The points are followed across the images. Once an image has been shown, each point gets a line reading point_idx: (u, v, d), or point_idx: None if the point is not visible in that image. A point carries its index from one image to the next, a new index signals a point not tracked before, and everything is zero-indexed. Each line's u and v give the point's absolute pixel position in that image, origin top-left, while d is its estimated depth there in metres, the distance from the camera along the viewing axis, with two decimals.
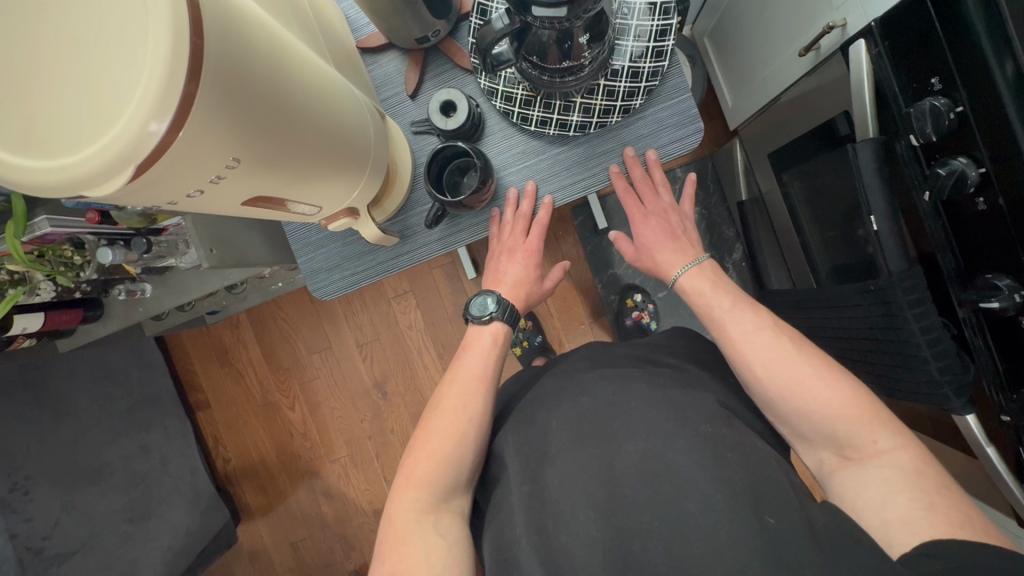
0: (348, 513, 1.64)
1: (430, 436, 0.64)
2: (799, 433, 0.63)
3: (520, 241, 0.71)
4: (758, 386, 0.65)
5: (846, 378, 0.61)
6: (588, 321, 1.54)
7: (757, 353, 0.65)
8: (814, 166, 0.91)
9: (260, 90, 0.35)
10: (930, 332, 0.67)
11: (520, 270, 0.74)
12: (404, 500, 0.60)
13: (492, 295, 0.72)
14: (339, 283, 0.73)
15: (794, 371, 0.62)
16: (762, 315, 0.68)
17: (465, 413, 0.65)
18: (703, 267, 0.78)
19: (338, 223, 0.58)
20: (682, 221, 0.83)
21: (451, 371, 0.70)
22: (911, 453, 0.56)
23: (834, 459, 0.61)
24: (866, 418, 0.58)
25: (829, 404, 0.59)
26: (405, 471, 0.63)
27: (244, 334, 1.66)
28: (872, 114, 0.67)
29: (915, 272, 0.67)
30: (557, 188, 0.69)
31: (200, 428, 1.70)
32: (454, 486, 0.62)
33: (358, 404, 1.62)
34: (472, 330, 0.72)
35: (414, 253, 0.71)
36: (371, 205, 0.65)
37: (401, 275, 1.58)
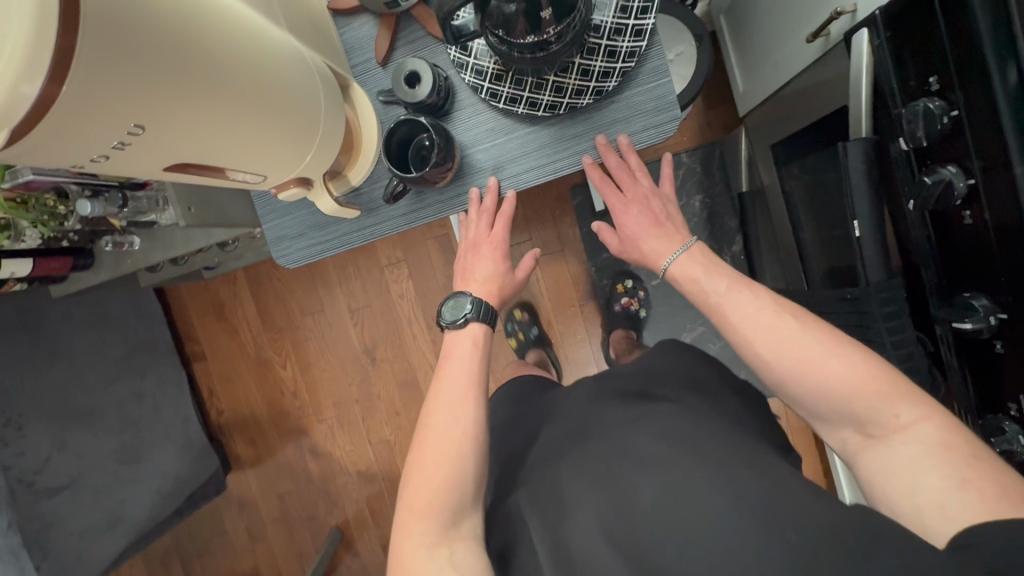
0: (333, 472, 1.70)
1: (424, 460, 0.59)
2: (817, 414, 0.58)
3: (485, 234, 0.69)
4: (766, 370, 0.59)
5: (860, 357, 0.56)
6: (579, 305, 1.51)
7: (758, 329, 0.60)
8: (818, 163, 0.87)
9: (153, 43, 0.33)
10: (902, 348, 0.65)
11: (490, 265, 0.70)
12: (409, 538, 0.56)
13: (469, 295, 0.67)
14: (302, 251, 0.72)
15: (802, 349, 0.57)
16: (763, 296, 0.62)
17: (456, 428, 0.60)
18: (692, 253, 0.70)
19: (287, 192, 0.57)
20: (665, 206, 0.76)
21: (440, 379, 0.64)
22: (937, 425, 0.52)
23: (855, 436, 0.57)
24: (883, 392, 0.53)
25: (843, 380, 0.55)
26: (404, 501, 0.58)
27: (241, 290, 1.69)
28: (867, 112, 0.63)
29: (894, 284, 0.64)
30: (525, 169, 0.67)
31: (196, 378, 1.76)
32: (461, 509, 0.59)
33: (347, 368, 1.65)
34: (447, 337, 0.67)
35: (379, 227, 0.70)
36: (330, 175, 0.65)
37: (395, 244, 1.58)
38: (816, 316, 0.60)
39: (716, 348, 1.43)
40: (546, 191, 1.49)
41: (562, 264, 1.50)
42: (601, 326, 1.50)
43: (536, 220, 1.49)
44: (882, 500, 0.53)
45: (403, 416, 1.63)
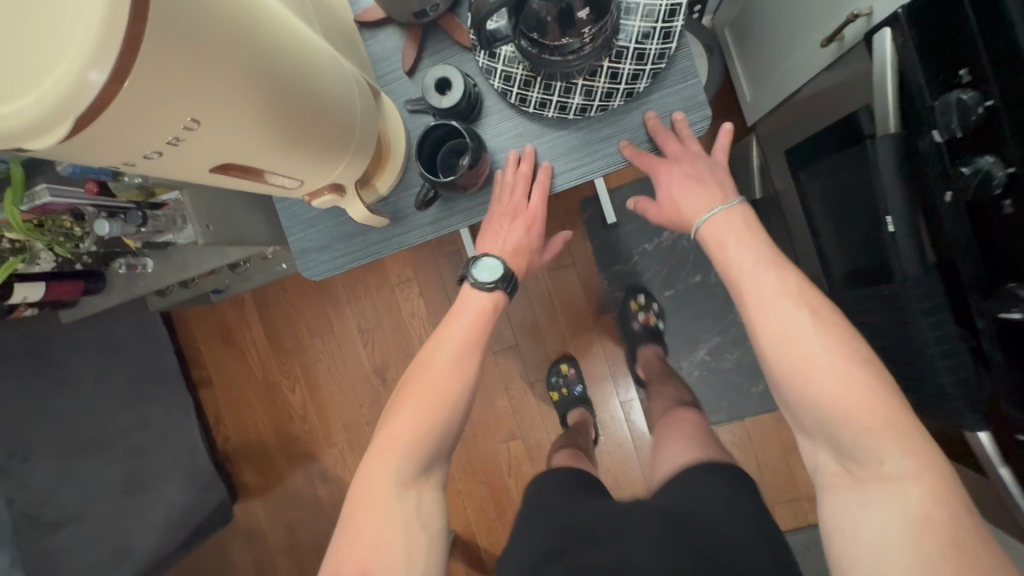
0: (344, 498, 1.65)
1: (413, 401, 0.60)
2: (801, 426, 0.57)
3: (522, 203, 0.66)
4: (767, 363, 0.57)
5: (865, 375, 0.52)
6: (592, 320, 1.49)
7: (773, 322, 0.56)
8: (834, 166, 0.85)
9: (214, 39, 0.32)
10: (944, 343, 0.64)
11: (521, 235, 0.67)
12: (380, 468, 0.58)
13: (497, 257, 0.66)
14: (329, 263, 0.71)
15: (804, 355, 0.54)
16: (787, 280, 0.58)
17: (455, 381, 0.61)
18: (732, 213, 0.62)
19: (321, 199, 0.56)
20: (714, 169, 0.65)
21: (441, 330, 0.64)
22: (924, 488, 0.48)
23: (834, 463, 0.54)
24: (875, 429, 0.50)
25: (834, 401, 0.52)
26: (385, 433, 0.60)
27: (249, 314, 1.67)
28: (895, 108, 0.63)
29: (933, 278, 0.64)
30: (555, 171, 0.67)
31: (201, 405, 1.72)
32: (438, 456, 0.61)
33: (357, 389, 1.62)
34: (464, 290, 0.66)
35: (407, 236, 0.69)
36: (361, 185, 0.64)
37: (405, 263, 1.57)
38: (835, 313, 0.56)
39: (733, 358, 1.41)
40: (556, 206, 1.49)
41: (574, 279, 1.49)
42: (615, 340, 1.48)
43: (546, 235, 1.49)
44: (840, 552, 0.52)
45: None
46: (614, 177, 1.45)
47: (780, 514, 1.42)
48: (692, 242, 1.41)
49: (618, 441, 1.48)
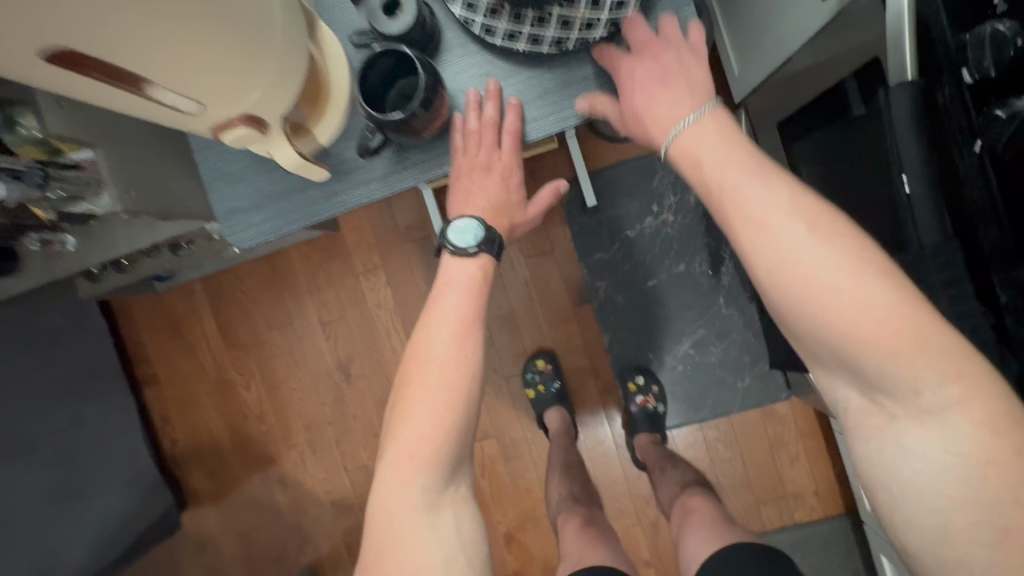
0: (304, 504, 1.52)
1: (418, 404, 0.55)
2: (813, 353, 0.50)
3: (494, 154, 0.59)
4: (766, 294, 0.50)
5: (884, 289, 0.45)
6: (571, 311, 1.39)
7: (767, 246, 0.48)
8: (825, 140, 0.82)
9: None
10: (966, 318, 0.56)
11: (496, 189, 0.61)
12: (401, 487, 0.54)
13: (477, 219, 0.59)
14: (259, 227, 0.61)
15: (810, 277, 0.46)
16: (776, 188, 0.48)
17: (461, 372, 0.55)
18: (705, 121, 0.52)
19: (230, 133, 0.45)
20: (687, 63, 0.55)
21: (435, 314, 0.58)
22: (973, 415, 0.44)
23: (857, 397, 0.49)
24: (906, 353, 0.44)
25: (849, 327, 0.45)
26: (399, 447, 0.55)
27: (200, 305, 1.53)
28: (912, 51, 0.55)
29: (953, 246, 0.56)
30: (533, 114, 0.60)
31: (147, 404, 1.57)
32: (460, 457, 0.57)
33: (318, 386, 1.49)
34: (445, 264, 0.60)
35: (352, 194, 0.60)
36: (291, 131, 0.54)
37: (371, 249, 1.45)
38: (843, 221, 0.48)
39: (719, 350, 1.34)
40: (533, 188, 1.39)
41: (554, 269, 1.38)
42: (596, 332, 1.39)
43: None
44: (885, 496, 0.49)
45: None
46: (595, 158, 1.36)
47: (765, 513, 1.35)
48: (676, 227, 1.34)
49: (599, 440, 1.40)
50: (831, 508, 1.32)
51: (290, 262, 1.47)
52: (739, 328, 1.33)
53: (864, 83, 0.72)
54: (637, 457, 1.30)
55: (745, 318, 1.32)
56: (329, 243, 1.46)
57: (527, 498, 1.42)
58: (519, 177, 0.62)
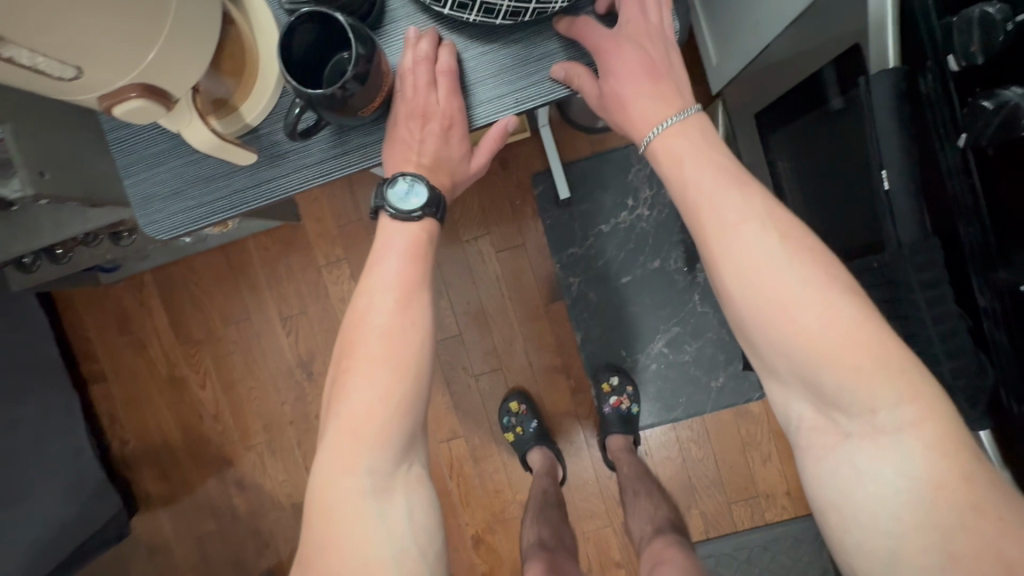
0: (263, 507, 1.46)
1: (360, 376, 0.49)
2: (772, 369, 0.48)
3: (431, 98, 0.51)
4: (731, 303, 0.48)
5: (848, 308, 0.45)
6: (543, 307, 1.34)
7: (735, 254, 0.47)
8: (803, 134, 0.79)
9: None
10: (943, 322, 0.52)
11: (437, 142, 0.53)
12: (345, 471, 0.48)
13: (421, 179, 0.52)
14: (181, 215, 0.55)
15: (778, 289, 0.45)
16: (752, 199, 0.48)
17: (406, 338, 0.50)
18: (688, 125, 0.51)
19: (122, 106, 0.38)
20: (669, 51, 0.53)
21: (376, 278, 0.52)
22: (927, 433, 0.43)
23: (811, 414, 0.48)
24: (865, 370, 0.43)
25: (813, 341, 0.44)
26: (341, 425, 0.49)
27: (150, 298, 1.44)
28: (895, 34, 0.52)
29: (931, 245, 0.53)
30: (485, 92, 0.53)
31: (93, 403, 1.48)
32: (413, 433, 0.51)
33: (277, 385, 1.42)
34: (385, 226, 0.54)
35: (285, 180, 0.54)
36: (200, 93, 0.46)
37: (334, 241, 1.37)
38: (809, 237, 0.48)
39: (693, 349, 1.31)
40: (505, 179, 1.33)
41: (526, 264, 1.33)
42: (568, 329, 1.35)
43: (494, 212, 1.33)
44: (837, 518, 0.48)
45: None
46: (568, 150, 1.31)
47: (737, 513, 1.33)
48: (651, 223, 1.30)
49: (571, 440, 1.36)
50: (802, 508, 1.31)
51: (248, 253, 1.39)
52: (713, 327, 1.30)
53: (841, 72, 0.67)
54: (609, 456, 1.28)
55: (720, 316, 1.29)
56: (289, 234, 1.38)
57: (497, 499, 1.38)
58: (464, 127, 0.54)
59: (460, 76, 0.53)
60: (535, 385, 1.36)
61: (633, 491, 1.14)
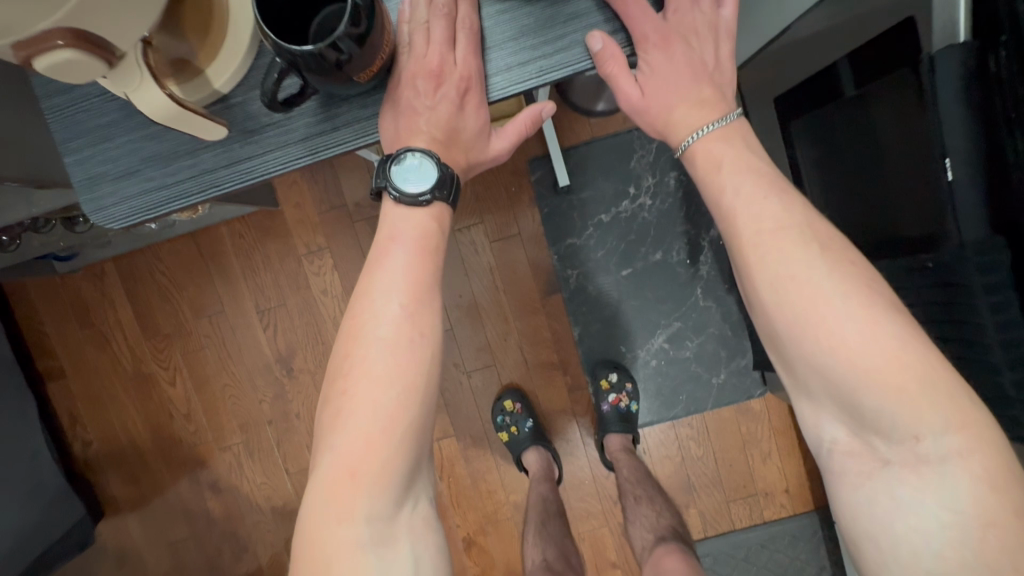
0: (240, 511, 1.37)
1: (360, 399, 0.42)
2: (802, 385, 0.43)
3: (449, 56, 0.44)
4: (763, 314, 0.43)
5: (891, 325, 0.39)
6: (540, 300, 1.28)
7: (773, 260, 0.42)
8: (822, 122, 0.72)
9: None
10: (1009, 330, 0.48)
11: (452, 112, 0.45)
12: (340, 518, 0.41)
13: (427, 155, 0.45)
14: (135, 201, 0.46)
15: (817, 300, 0.40)
16: (792, 206, 0.43)
17: (414, 353, 0.44)
18: (731, 131, 0.47)
19: (45, 57, 0.29)
20: (718, 48, 0.47)
21: (379, 280, 0.45)
22: (980, 463, 0.37)
23: (846, 437, 0.42)
24: (911, 393, 0.37)
25: (855, 358, 0.38)
26: (336, 460, 0.42)
27: (112, 290, 1.32)
28: (966, 6, 0.46)
29: (998, 243, 0.47)
30: (505, 58, 0.45)
31: (51, 402, 1.37)
32: (417, 467, 0.45)
33: (255, 382, 1.32)
34: (389, 213, 0.47)
35: (262, 160, 0.45)
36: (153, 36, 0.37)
37: (316, 228, 1.27)
38: (849, 246, 0.42)
39: (694, 345, 1.26)
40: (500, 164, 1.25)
41: (522, 254, 1.26)
42: (565, 323, 1.28)
43: (488, 199, 1.25)
44: (873, 552, 0.42)
45: None
46: (568, 134, 1.23)
47: (735, 512, 1.30)
48: (654, 212, 1.23)
49: (566, 438, 1.31)
50: (801, 506, 1.28)
51: (221, 241, 1.29)
52: (716, 322, 1.25)
53: (856, 63, 0.63)
54: (607, 456, 1.23)
55: (722, 311, 1.25)
56: (266, 220, 1.27)
57: (489, 500, 1.32)
58: (482, 94, 0.46)
59: (479, 33, 0.45)
60: (530, 382, 1.30)
61: (634, 497, 1.09)
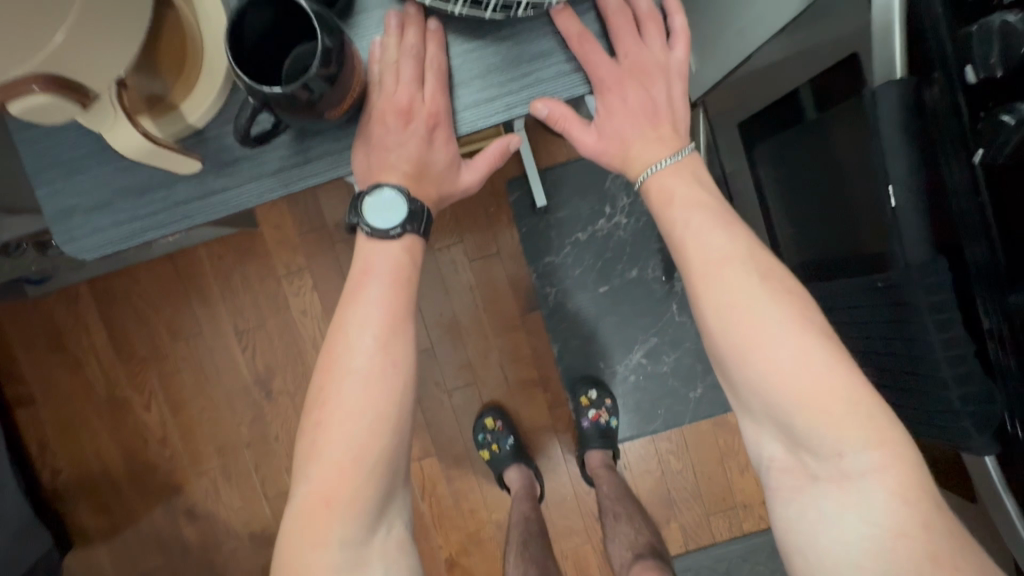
0: (217, 538, 1.34)
1: (333, 431, 0.43)
2: (741, 403, 0.45)
3: (417, 94, 0.46)
4: (708, 338, 0.45)
5: (822, 350, 0.41)
6: (519, 318, 1.29)
7: (718, 289, 0.44)
8: (785, 147, 0.76)
9: None
10: (953, 348, 0.50)
11: (419, 146, 0.47)
12: (314, 545, 0.42)
13: (395, 188, 0.47)
14: (108, 232, 0.47)
15: (758, 327, 0.42)
16: (739, 237, 0.46)
17: (388, 384, 0.44)
18: (681, 166, 0.50)
19: (19, 102, 0.30)
20: (672, 87, 0.50)
21: (354, 313, 0.46)
22: (895, 480, 0.39)
23: (783, 454, 0.44)
24: (836, 415, 0.40)
25: (788, 383, 0.41)
26: (310, 489, 0.43)
27: (85, 313, 1.30)
28: (902, 46, 0.49)
29: (941, 266, 0.50)
30: (474, 94, 0.47)
31: (20, 429, 1.33)
32: (391, 492, 0.45)
33: (233, 405, 1.31)
34: (362, 246, 0.48)
35: (235, 193, 0.46)
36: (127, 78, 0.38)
37: (295, 248, 1.27)
38: (790, 274, 0.45)
39: (671, 360, 1.29)
40: None
41: (501, 273, 1.28)
42: (545, 340, 1.30)
43: (467, 219, 1.27)
44: (803, 564, 0.43)
45: None
46: (545, 155, 1.26)
47: (715, 525, 1.31)
48: (629, 231, 1.26)
49: (548, 455, 1.31)
50: None
51: (199, 263, 1.28)
52: (691, 337, 1.28)
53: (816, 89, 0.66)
54: (587, 473, 1.24)
55: (698, 326, 1.27)
56: (245, 241, 1.27)
57: (471, 520, 1.31)
58: (450, 129, 0.48)
59: (449, 72, 0.47)
60: (511, 401, 1.31)
61: (614, 514, 1.10)
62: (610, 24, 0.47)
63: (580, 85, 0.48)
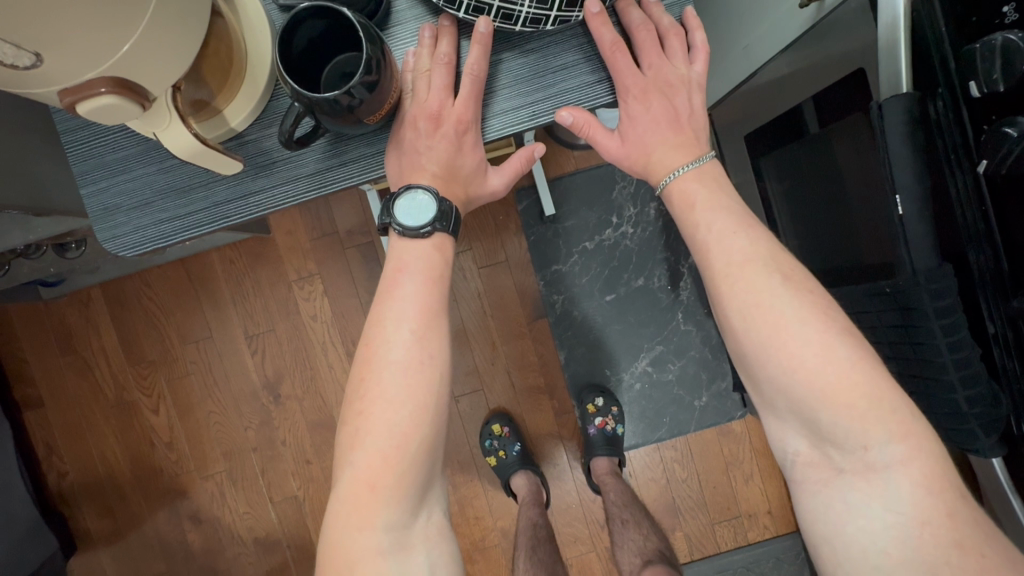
0: (220, 542, 1.34)
1: (375, 420, 0.44)
2: (764, 400, 0.47)
3: (447, 101, 0.48)
4: (731, 337, 0.47)
5: (844, 348, 0.43)
6: (526, 325, 1.31)
7: (740, 291, 0.46)
8: (791, 159, 0.78)
9: None
10: (960, 350, 0.51)
11: (449, 150, 0.49)
12: (360, 529, 0.43)
13: (429, 191, 0.49)
14: (148, 230, 0.49)
15: (778, 325, 0.44)
16: (759, 241, 0.48)
17: (425, 375, 0.46)
18: (703, 173, 0.52)
19: (88, 103, 0.32)
20: (692, 97, 0.52)
21: (390, 308, 0.48)
22: (916, 475, 0.41)
23: (807, 449, 0.46)
24: (859, 409, 0.41)
25: (811, 380, 0.42)
26: (354, 476, 0.44)
27: (98, 316, 1.32)
28: (907, 62, 0.50)
29: (948, 271, 0.50)
30: (504, 101, 0.50)
31: (27, 432, 1.33)
32: (430, 480, 0.47)
33: (241, 409, 1.31)
34: (396, 245, 0.50)
35: (274, 193, 0.48)
36: (183, 82, 0.40)
37: (306, 254, 1.29)
38: (809, 276, 0.47)
39: (677, 368, 1.30)
40: None
41: (510, 281, 1.29)
42: (552, 347, 1.31)
43: (475, 227, 1.29)
44: (828, 553, 0.45)
45: (314, 466, 1.31)
46: (553, 165, 1.28)
47: (720, 534, 1.31)
48: (636, 240, 1.29)
49: (554, 462, 1.32)
50: (783, 527, 1.30)
51: (211, 267, 1.30)
52: (696, 345, 1.30)
53: (820, 103, 0.69)
54: (593, 480, 1.24)
55: (702, 334, 1.29)
56: (256, 247, 1.29)
57: (476, 527, 1.32)
58: (477, 135, 0.50)
59: (485, 80, 0.49)
60: (518, 407, 1.32)
61: (620, 521, 1.10)
62: (634, 38, 0.50)
63: (605, 95, 0.50)
